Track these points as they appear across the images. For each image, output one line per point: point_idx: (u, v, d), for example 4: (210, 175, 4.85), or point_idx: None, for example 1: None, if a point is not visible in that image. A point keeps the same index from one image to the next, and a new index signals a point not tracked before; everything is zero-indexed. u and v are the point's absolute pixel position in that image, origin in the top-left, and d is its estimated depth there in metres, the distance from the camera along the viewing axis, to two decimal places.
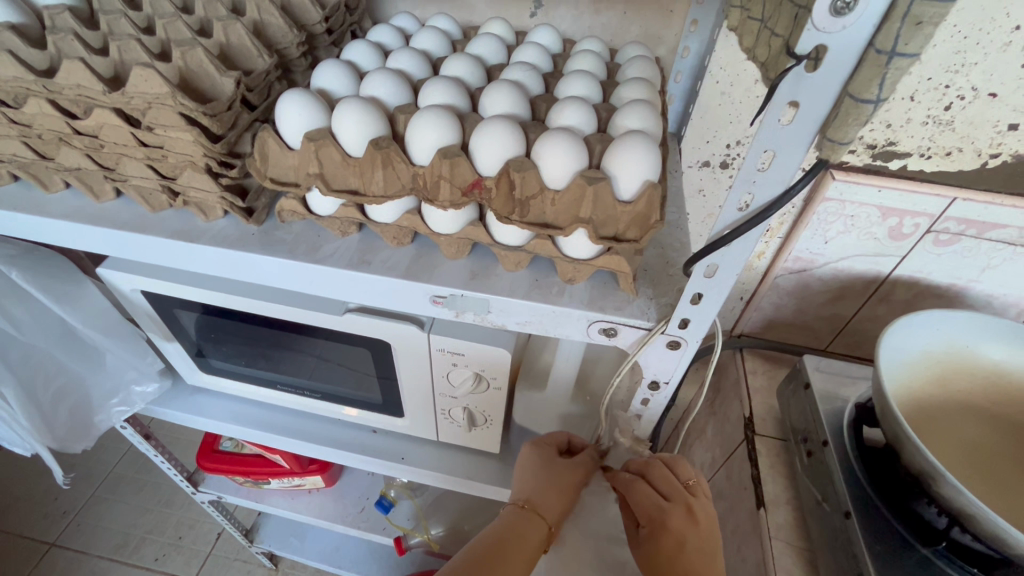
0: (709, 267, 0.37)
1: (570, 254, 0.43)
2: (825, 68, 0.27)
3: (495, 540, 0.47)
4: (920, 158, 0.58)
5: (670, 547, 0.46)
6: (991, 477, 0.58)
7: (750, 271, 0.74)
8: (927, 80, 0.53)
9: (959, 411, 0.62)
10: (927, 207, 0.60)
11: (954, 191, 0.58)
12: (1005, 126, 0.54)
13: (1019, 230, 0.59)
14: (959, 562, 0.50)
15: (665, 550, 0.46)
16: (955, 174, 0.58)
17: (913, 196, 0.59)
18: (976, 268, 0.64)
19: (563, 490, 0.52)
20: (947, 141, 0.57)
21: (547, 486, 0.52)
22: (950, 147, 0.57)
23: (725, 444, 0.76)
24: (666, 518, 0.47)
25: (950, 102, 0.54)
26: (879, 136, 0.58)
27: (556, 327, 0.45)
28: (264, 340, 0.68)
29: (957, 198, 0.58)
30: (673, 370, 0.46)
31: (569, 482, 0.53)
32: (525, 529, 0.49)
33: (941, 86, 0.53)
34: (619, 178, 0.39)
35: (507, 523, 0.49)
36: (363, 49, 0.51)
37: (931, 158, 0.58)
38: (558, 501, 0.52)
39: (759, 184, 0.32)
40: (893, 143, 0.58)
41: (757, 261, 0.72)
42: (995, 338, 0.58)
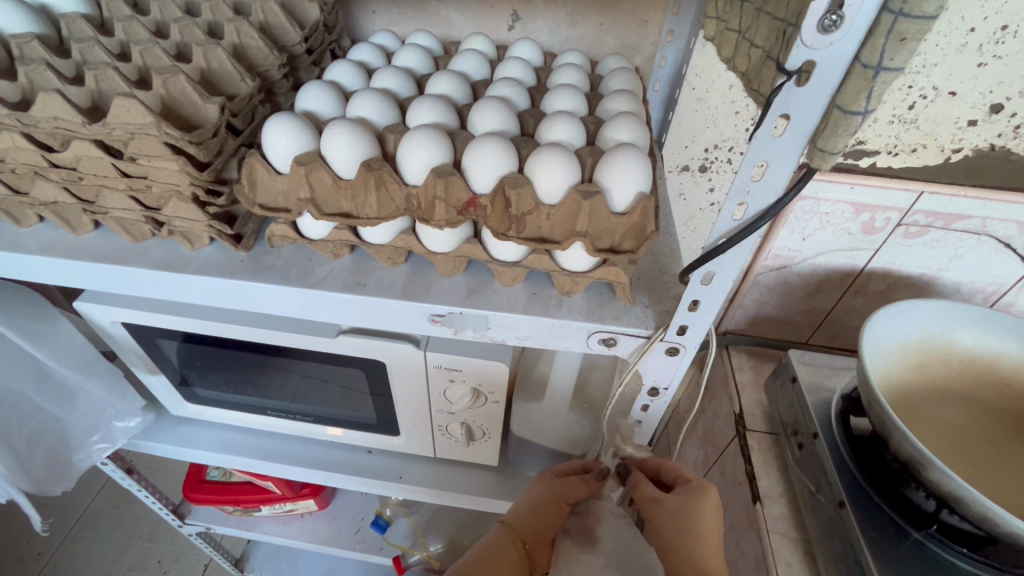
0: (706, 275, 0.38)
1: (567, 267, 0.43)
2: (815, 81, 0.28)
3: (471, 559, 0.49)
4: (888, 155, 0.60)
5: (713, 505, 0.50)
6: (974, 459, 0.60)
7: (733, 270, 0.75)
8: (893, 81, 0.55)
9: (947, 406, 0.64)
10: (897, 201, 0.62)
11: (921, 185, 0.61)
12: (964, 122, 0.57)
13: (982, 220, 0.62)
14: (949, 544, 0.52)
15: (707, 506, 0.50)
16: (922, 169, 0.61)
17: (883, 193, 0.62)
18: (945, 259, 0.67)
19: (537, 506, 0.53)
20: (912, 139, 0.59)
21: (523, 503, 0.53)
22: (914, 145, 0.59)
23: (717, 440, 0.78)
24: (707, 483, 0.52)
25: (913, 101, 0.57)
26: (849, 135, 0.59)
27: (556, 340, 0.45)
28: (250, 366, 0.66)
29: (924, 192, 0.61)
30: (673, 375, 0.47)
31: (545, 497, 0.53)
32: (501, 547, 0.49)
33: (905, 87, 0.56)
34: (612, 190, 0.39)
35: (486, 544, 0.50)
36: (345, 69, 0.50)
37: (898, 155, 0.60)
38: (538, 519, 0.52)
39: (753, 193, 0.33)
40: (862, 142, 0.60)
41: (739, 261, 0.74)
42: (964, 324, 0.61)
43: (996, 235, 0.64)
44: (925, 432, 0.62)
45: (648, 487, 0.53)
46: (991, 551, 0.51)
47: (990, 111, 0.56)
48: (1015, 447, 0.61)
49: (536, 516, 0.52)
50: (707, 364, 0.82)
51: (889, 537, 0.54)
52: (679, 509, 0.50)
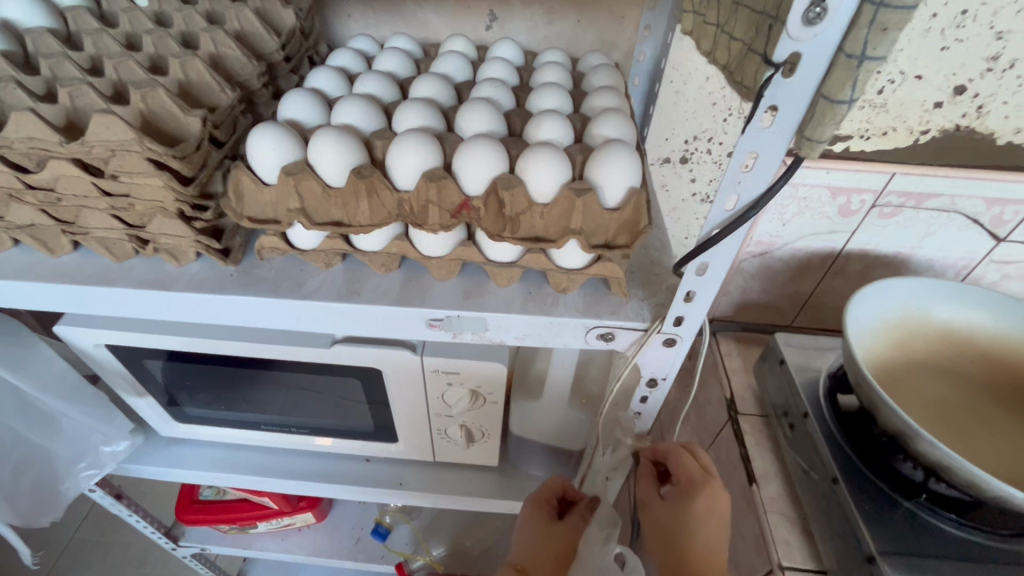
0: (700, 266, 0.39)
1: (563, 265, 0.44)
2: (801, 73, 0.28)
3: None
4: (860, 139, 0.62)
5: (701, 510, 0.51)
6: (955, 429, 0.63)
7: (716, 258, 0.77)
8: None
9: (932, 380, 0.67)
10: (871, 183, 0.64)
11: (893, 166, 0.63)
12: (930, 104, 0.59)
13: (951, 198, 0.65)
14: (940, 512, 0.55)
15: (694, 510, 0.51)
16: (894, 151, 0.63)
17: (858, 176, 0.64)
18: (917, 237, 0.69)
19: (554, 554, 0.58)
20: (882, 122, 0.61)
21: (539, 552, 0.59)
22: (886, 127, 0.61)
23: (710, 426, 0.79)
24: (702, 485, 0.52)
25: (882, 86, 0.58)
26: None
27: (554, 338, 0.45)
28: (241, 382, 0.65)
29: (897, 173, 0.63)
30: (670, 367, 0.48)
31: (559, 547, 0.59)
32: None
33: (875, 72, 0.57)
34: (604, 188, 0.40)
35: None
36: (327, 75, 0.50)
37: (870, 138, 0.62)
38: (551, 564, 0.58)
39: (744, 184, 0.34)
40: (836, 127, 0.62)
41: None
42: (941, 299, 0.64)
43: (965, 212, 0.66)
44: (913, 407, 0.64)
45: (645, 487, 0.57)
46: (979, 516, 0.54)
47: (954, 93, 0.58)
48: (1000, 417, 0.64)
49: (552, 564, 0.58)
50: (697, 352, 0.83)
51: (880, 506, 0.56)
52: (666, 513, 0.54)
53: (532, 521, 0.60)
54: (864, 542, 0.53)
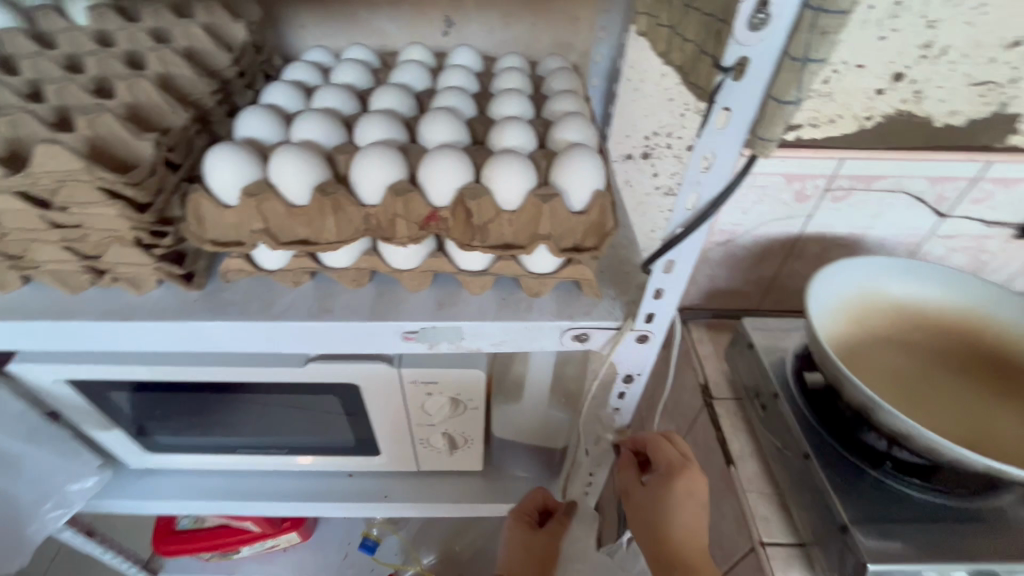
0: (667, 264, 0.40)
1: (534, 269, 0.44)
2: (749, 76, 0.30)
3: None
4: (810, 128, 0.65)
5: (681, 495, 0.51)
6: (912, 399, 0.66)
7: None
8: None
9: (892, 353, 0.70)
10: (822, 169, 0.68)
11: (841, 152, 0.66)
12: (872, 91, 0.62)
13: (896, 179, 0.69)
14: (905, 479, 0.58)
15: (674, 495, 0.52)
16: (842, 137, 0.66)
17: (810, 163, 0.67)
18: (869, 218, 0.73)
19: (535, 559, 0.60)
20: (830, 110, 0.63)
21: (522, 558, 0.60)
22: (833, 115, 0.64)
23: (686, 413, 0.81)
24: (681, 471, 0.52)
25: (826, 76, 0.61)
26: None
27: (530, 341, 0.46)
28: (213, 407, 0.63)
29: (846, 158, 0.66)
30: (645, 362, 0.49)
31: (540, 551, 0.60)
32: None
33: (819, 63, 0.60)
34: (569, 192, 0.41)
35: None
36: (284, 91, 0.49)
37: (819, 126, 0.65)
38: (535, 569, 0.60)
39: (703, 183, 0.35)
40: None
41: None
42: (889, 276, 0.68)
43: (910, 191, 0.70)
44: (877, 381, 0.67)
45: (626, 475, 0.57)
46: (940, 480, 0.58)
47: (893, 79, 0.61)
48: (951, 385, 0.68)
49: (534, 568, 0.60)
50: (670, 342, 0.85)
51: (850, 477, 0.59)
52: (647, 501, 0.54)
53: (517, 534, 0.61)
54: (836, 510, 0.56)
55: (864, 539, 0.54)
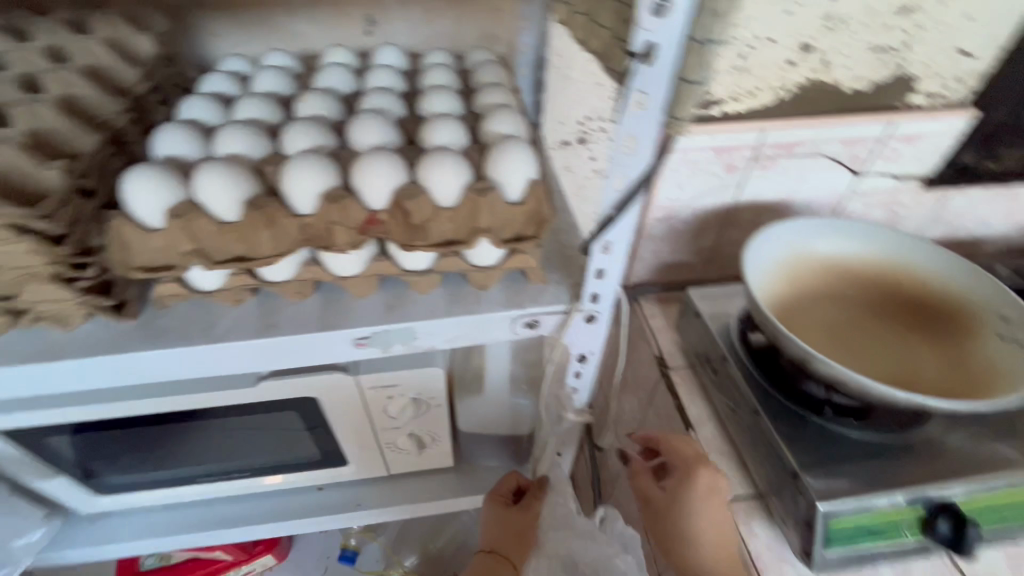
0: (605, 244, 0.42)
1: (478, 263, 0.45)
2: (658, 60, 0.31)
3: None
4: (732, 102, 0.69)
5: (702, 492, 0.52)
6: (845, 346, 0.72)
7: None
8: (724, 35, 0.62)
9: (827, 307, 0.74)
10: (746, 140, 0.71)
11: (762, 123, 0.70)
12: (785, 62, 0.66)
13: (813, 144, 0.73)
14: (844, 422, 0.64)
15: (695, 494, 0.52)
16: (762, 109, 0.70)
17: (736, 136, 0.70)
18: (794, 182, 0.78)
19: (515, 533, 0.60)
20: (748, 84, 0.67)
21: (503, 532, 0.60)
22: (752, 88, 0.68)
23: (645, 385, 0.84)
24: (697, 466, 0.53)
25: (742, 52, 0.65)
26: None
27: (483, 334, 0.47)
28: (166, 440, 0.61)
29: (767, 129, 0.70)
30: (595, 341, 0.50)
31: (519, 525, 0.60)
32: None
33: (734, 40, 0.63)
34: (504, 184, 0.41)
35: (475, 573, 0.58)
36: (202, 104, 0.47)
37: (740, 100, 0.68)
38: (516, 543, 0.59)
39: (629, 165, 0.36)
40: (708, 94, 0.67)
41: None
42: (811, 235, 0.74)
43: (827, 154, 0.75)
44: (815, 337, 0.72)
45: (642, 482, 0.57)
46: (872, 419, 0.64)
47: (802, 50, 0.65)
48: (877, 330, 0.74)
49: (515, 539, 0.59)
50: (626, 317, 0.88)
51: (794, 425, 0.64)
52: (669, 503, 0.54)
53: (494, 513, 0.61)
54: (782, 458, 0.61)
55: (812, 481, 0.58)
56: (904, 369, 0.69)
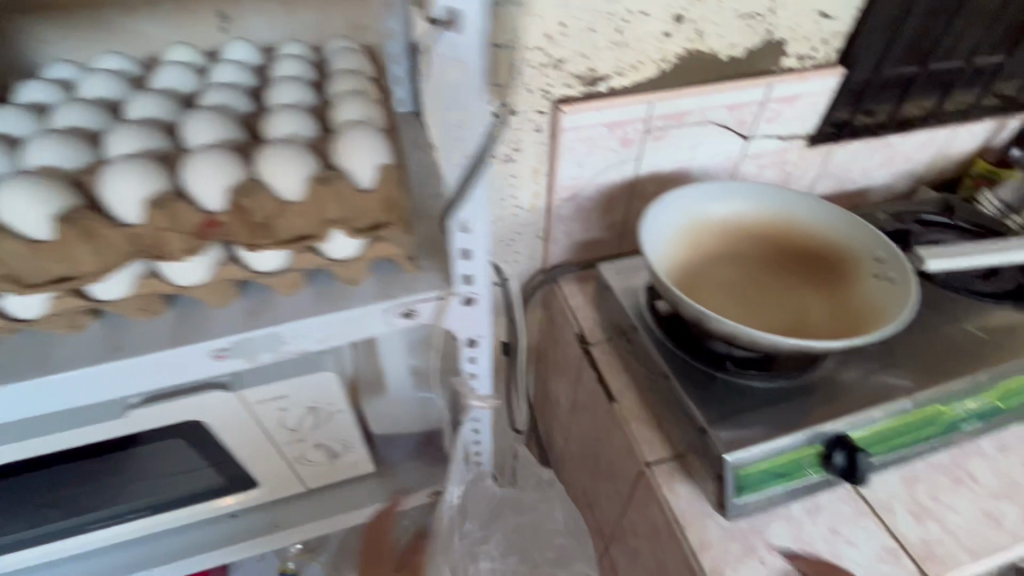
0: (464, 223, 0.41)
1: (337, 256, 0.42)
2: (467, 27, 0.33)
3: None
4: (618, 76, 0.81)
5: None
6: (742, 301, 0.77)
7: (536, 212, 0.93)
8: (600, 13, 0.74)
9: (723, 271, 0.79)
10: (636, 112, 0.84)
11: (650, 95, 0.83)
12: (661, 35, 0.79)
13: (694, 114, 0.87)
14: (747, 371, 0.70)
15: None
16: (645, 82, 0.83)
17: (625, 109, 0.83)
18: (684, 152, 0.92)
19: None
20: (630, 57, 0.80)
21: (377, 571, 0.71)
22: (634, 62, 0.80)
23: (571, 364, 0.90)
24: None
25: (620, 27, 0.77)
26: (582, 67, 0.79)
27: (359, 330, 0.45)
28: (46, 487, 0.57)
29: (654, 101, 0.84)
30: (484, 324, 0.49)
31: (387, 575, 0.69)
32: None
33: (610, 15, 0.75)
34: (354, 171, 0.40)
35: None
36: (21, 119, 0.44)
37: (626, 74, 0.81)
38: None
39: (467, 138, 0.38)
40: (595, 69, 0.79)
41: (537, 202, 0.91)
42: (706, 199, 0.78)
43: (716, 120, 0.89)
44: (715, 301, 0.77)
45: None
46: (777, 366, 0.70)
47: (674, 22, 0.78)
48: (773, 282, 0.78)
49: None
50: (554, 298, 0.93)
51: (700, 383, 0.71)
52: None
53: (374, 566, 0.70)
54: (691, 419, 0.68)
55: (720, 434, 0.65)
56: (798, 317, 0.74)
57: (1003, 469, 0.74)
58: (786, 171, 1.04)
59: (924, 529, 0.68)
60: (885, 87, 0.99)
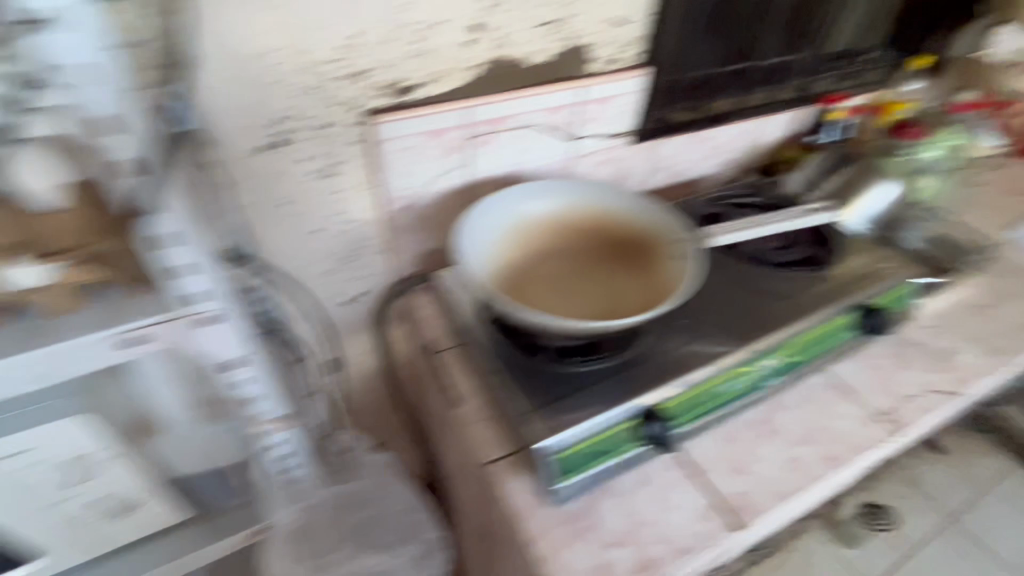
0: (173, 238, 0.53)
1: (21, 283, 0.51)
2: (173, 104, 0.50)
3: None
4: (431, 84, 0.83)
5: None
6: (570, 291, 0.83)
7: (376, 224, 0.93)
8: (394, 22, 0.75)
9: (551, 266, 0.85)
10: (456, 119, 0.87)
11: (468, 100, 0.86)
12: (465, 42, 0.81)
13: (515, 119, 0.93)
14: (576, 357, 0.75)
15: None
16: (460, 89, 0.86)
17: (444, 116, 0.85)
18: (514, 154, 0.98)
19: None
20: (440, 65, 0.82)
21: None
22: (444, 70, 0.82)
23: (420, 376, 0.94)
24: None
25: (420, 35, 0.77)
26: (390, 76, 0.79)
27: (86, 360, 0.54)
28: None
29: (473, 106, 0.87)
30: (228, 341, 0.59)
31: None
32: None
33: (407, 24, 0.75)
34: (32, 183, 0.51)
35: None
36: None
37: (439, 81, 0.83)
38: None
39: (162, 175, 0.51)
40: (404, 78, 0.80)
41: (372, 213, 0.91)
42: (526, 199, 0.84)
43: (536, 124, 0.96)
44: (542, 296, 0.83)
45: None
46: (605, 346, 0.75)
47: (475, 30, 0.81)
48: (601, 270, 0.85)
49: None
50: (410, 313, 0.99)
51: (531, 375, 0.76)
52: None
53: None
54: (509, 414, 0.72)
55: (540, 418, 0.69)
56: (617, 302, 0.80)
57: (806, 415, 0.83)
58: (617, 167, 1.14)
59: (739, 482, 0.74)
60: (688, 90, 1.11)
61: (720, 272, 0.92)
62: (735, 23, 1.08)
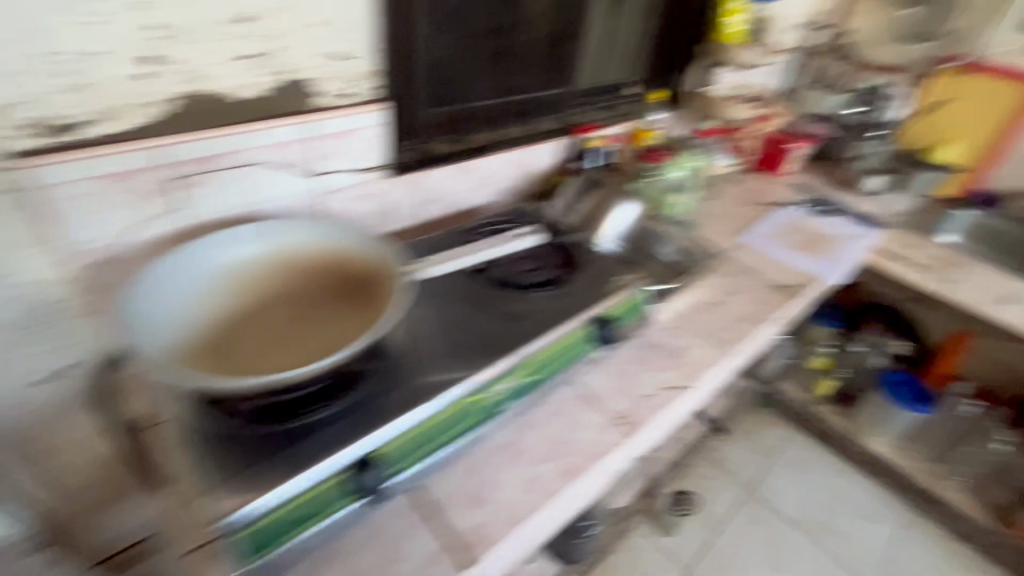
0: None
1: None
2: None
3: None
4: (99, 122, 0.75)
5: None
6: (295, 332, 0.84)
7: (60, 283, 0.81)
8: (19, 53, 0.65)
9: (268, 320, 0.86)
10: (142, 160, 0.78)
11: (156, 138, 0.79)
12: (133, 76, 0.74)
13: (227, 157, 0.86)
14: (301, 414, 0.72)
15: None
16: (142, 128, 0.78)
17: (125, 156, 0.77)
18: (244, 195, 0.92)
19: None
20: (105, 102, 0.74)
21: None
22: (112, 107, 0.75)
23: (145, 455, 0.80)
24: None
25: (64, 68, 0.69)
26: (31, 114, 0.69)
27: None
28: None
29: (163, 145, 0.79)
30: None
31: None
32: None
33: (40, 56, 0.67)
34: None
35: None
36: None
37: (110, 120, 0.75)
38: None
39: None
40: (55, 116, 0.71)
41: None
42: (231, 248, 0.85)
43: (257, 161, 0.90)
44: (252, 347, 0.82)
45: None
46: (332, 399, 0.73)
47: (143, 64, 0.74)
48: (326, 306, 0.88)
49: None
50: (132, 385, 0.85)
51: (250, 440, 0.70)
52: None
53: None
54: (207, 484, 0.65)
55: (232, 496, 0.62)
56: (338, 334, 0.83)
57: (549, 430, 0.86)
58: (376, 202, 1.13)
59: (474, 514, 0.74)
60: (440, 125, 1.17)
61: (461, 301, 0.95)
62: (474, 63, 1.19)
